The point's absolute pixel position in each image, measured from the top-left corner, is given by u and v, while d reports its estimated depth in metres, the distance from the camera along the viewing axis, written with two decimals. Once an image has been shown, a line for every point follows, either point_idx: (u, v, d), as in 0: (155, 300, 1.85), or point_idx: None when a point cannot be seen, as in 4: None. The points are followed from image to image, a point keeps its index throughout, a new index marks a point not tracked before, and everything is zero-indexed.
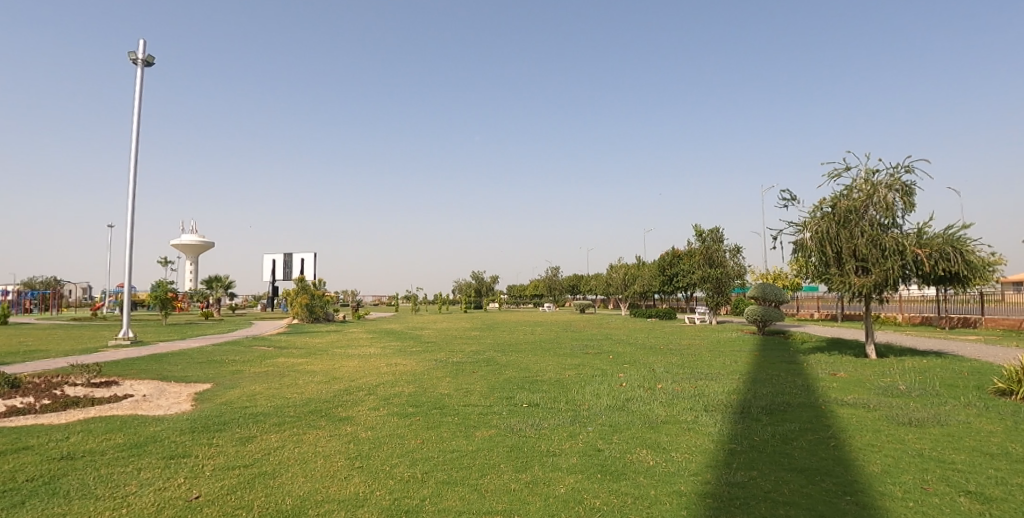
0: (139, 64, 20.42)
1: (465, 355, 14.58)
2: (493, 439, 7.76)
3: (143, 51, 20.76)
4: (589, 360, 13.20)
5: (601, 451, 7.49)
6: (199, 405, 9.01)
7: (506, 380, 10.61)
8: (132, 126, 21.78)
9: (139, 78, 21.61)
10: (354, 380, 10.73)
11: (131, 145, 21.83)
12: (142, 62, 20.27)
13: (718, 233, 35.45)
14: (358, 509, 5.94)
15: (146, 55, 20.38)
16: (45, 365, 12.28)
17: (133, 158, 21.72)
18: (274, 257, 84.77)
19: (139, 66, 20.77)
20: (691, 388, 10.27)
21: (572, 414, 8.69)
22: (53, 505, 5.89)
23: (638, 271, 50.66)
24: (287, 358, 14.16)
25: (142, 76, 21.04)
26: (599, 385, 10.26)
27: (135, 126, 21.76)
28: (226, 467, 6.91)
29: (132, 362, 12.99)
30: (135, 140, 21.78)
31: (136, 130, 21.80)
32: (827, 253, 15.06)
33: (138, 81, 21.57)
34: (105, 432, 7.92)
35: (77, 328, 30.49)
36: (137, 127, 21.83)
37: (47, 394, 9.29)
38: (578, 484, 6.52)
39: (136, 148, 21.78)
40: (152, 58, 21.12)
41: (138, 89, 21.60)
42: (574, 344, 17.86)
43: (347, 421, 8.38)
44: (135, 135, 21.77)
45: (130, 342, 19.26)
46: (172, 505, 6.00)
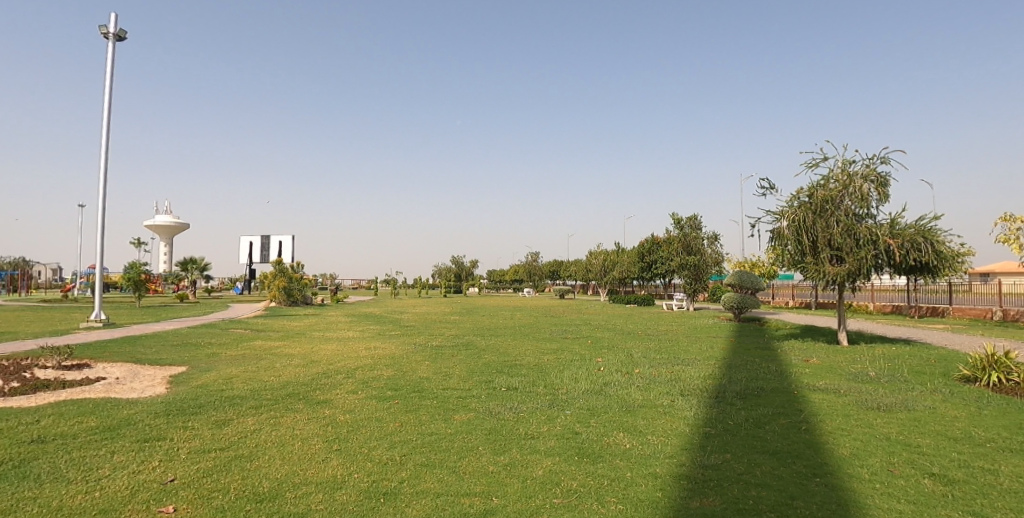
0: (110, 38, 19.76)
1: (443, 339, 14.58)
2: (471, 422, 7.76)
3: (114, 24, 20.05)
4: (568, 345, 13.27)
5: (579, 434, 7.57)
6: (174, 389, 8.85)
7: (485, 364, 10.60)
8: (103, 101, 21.13)
9: (111, 53, 20.94)
10: (332, 364, 10.65)
11: (103, 121, 21.18)
12: (114, 35, 19.61)
13: (696, 220, 35.68)
14: (336, 491, 6.03)
15: (117, 29, 19.69)
16: (14, 346, 11.99)
17: (104, 138, 21.10)
18: (251, 240, 83.79)
19: (110, 41, 20.08)
20: (667, 373, 10.40)
21: (550, 398, 8.71)
22: (23, 490, 5.92)
23: (619, 257, 50.62)
24: (264, 341, 14.01)
25: (113, 50, 20.34)
26: (578, 370, 10.34)
27: (106, 101, 21.11)
28: (202, 450, 6.88)
29: (103, 344, 12.72)
30: (107, 118, 21.14)
31: (108, 109, 21.20)
32: (803, 242, 15.31)
33: (109, 57, 20.87)
34: (78, 415, 7.77)
35: (46, 309, 29.90)
36: (108, 101, 21.16)
37: (15, 376, 9.07)
38: (555, 467, 6.62)
39: (108, 127, 21.16)
40: (124, 32, 20.49)
41: (110, 66, 20.93)
42: (554, 329, 18.02)
43: (325, 404, 8.30)
44: (106, 114, 21.15)
45: (103, 324, 18.86)
46: (147, 488, 6.05)
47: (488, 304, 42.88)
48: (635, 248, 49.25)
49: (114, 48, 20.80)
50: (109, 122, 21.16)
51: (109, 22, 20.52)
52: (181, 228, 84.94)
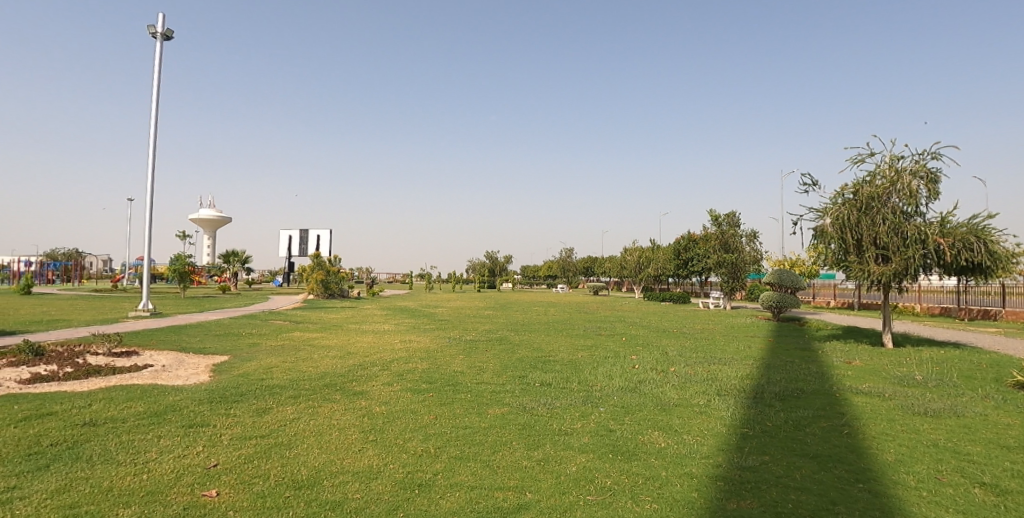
0: (159, 38, 20.46)
1: (478, 333, 14.64)
2: (506, 416, 7.75)
3: (162, 24, 20.73)
4: (602, 341, 13.16)
5: (613, 431, 7.49)
6: (217, 377, 9.10)
7: (519, 359, 10.59)
8: (152, 99, 21.90)
9: (158, 53, 21.69)
10: (368, 356, 10.80)
11: (151, 118, 21.96)
12: (162, 35, 20.28)
13: (734, 217, 34.88)
14: (371, 481, 6.12)
15: (164, 28, 20.37)
16: (68, 333, 12.56)
17: (153, 135, 21.88)
18: (290, 234, 85.96)
19: (158, 40, 20.79)
20: (704, 371, 10.22)
21: (584, 394, 8.64)
22: (77, 470, 6.24)
23: (654, 255, 49.44)
24: (303, 333, 14.33)
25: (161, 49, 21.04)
26: (611, 367, 10.23)
27: (154, 98, 21.85)
28: (243, 437, 7.07)
29: (151, 333, 13.20)
30: (154, 116, 21.90)
31: (156, 107, 21.98)
32: (847, 240, 14.85)
33: (156, 56, 21.60)
34: (126, 399, 8.07)
35: (99, 299, 31.43)
36: (156, 99, 21.90)
37: (69, 362, 9.47)
38: (589, 464, 6.57)
39: (156, 125, 21.93)
40: (171, 31, 21.15)
41: (157, 65, 21.68)
42: (588, 326, 17.95)
43: (361, 395, 8.42)
44: (155, 111, 21.91)
45: (151, 314, 19.60)
46: (191, 472, 6.26)
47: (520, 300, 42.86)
48: (671, 245, 48.31)
49: (161, 47, 21.52)
50: (157, 120, 21.91)
51: (157, 22, 21.24)
52: (224, 221, 87.35)
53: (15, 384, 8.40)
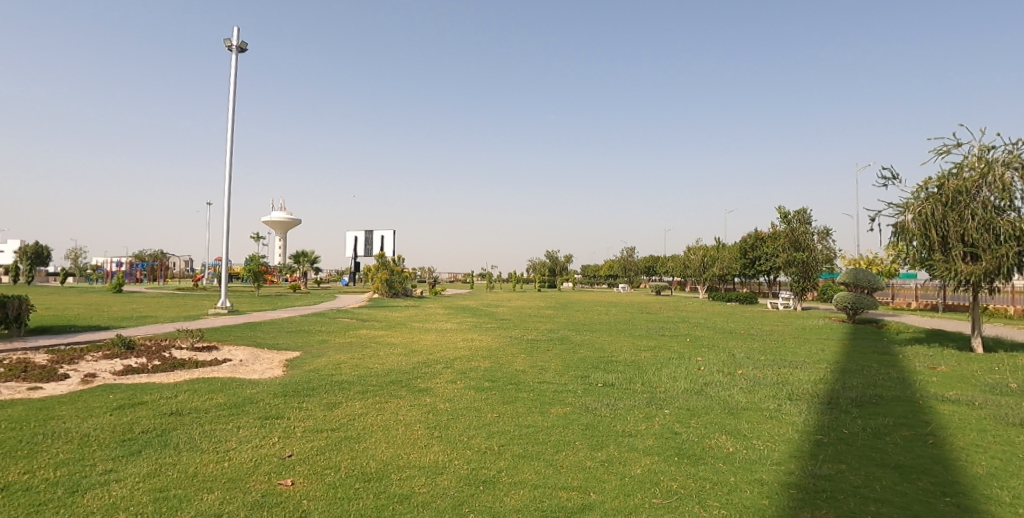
0: (234, 50, 21.65)
1: (540, 332, 14.66)
2: (568, 416, 7.71)
3: (237, 37, 21.90)
4: (665, 342, 12.89)
5: (679, 434, 7.31)
6: (290, 372, 9.50)
7: (580, 359, 10.53)
8: (228, 108, 23.18)
9: (233, 65, 22.95)
10: (432, 353, 11.01)
11: (228, 127, 23.24)
12: (237, 48, 21.44)
13: (805, 214, 33.40)
14: (437, 476, 6.22)
15: (239, 41, 21.52)
16: (157, 329, 13.49)
17: (229, 143, 23.17)
18: (355, 235, 89.30)
19: (233, 53, 21.98)
20: (774, 375, 9.82)
21: (648, 396, 8.49)
22: (166, 456, 6.66)
23: (719, 254, 48.02)
24: (369, 330, 14.78)
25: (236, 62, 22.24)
26: (676, 368, 10.00)
27: (230, 107, 23.12)
28: (315, 430, 7.35)
29: (230, 329, 13.99)
30: (230, 124, 23.16)
31: (232, 116, 23.26)
32: (931, 237, 13.95)
33: (232, 69, 22.85)
34: (208, 391, 8.55)
35: (182, 297, 33.75)
36: (232, 108, 23.16)
37: (156, 355, 10.15)
38: (654, 466, 6.44)
39: (232, 133, 23.18)
40: (245, 44, 22.30)
41: (233, 77, 22.93)
42: (650, 326, 17.65)
43: (426, 392, 8.58)
44: (231, 121, 23.19)
45: (228, 311, 20.77)
46: (268, 461, 6.55)
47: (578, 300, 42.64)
48: (737, 244, 46.74)
49: (236, 59, 22.74)
50: (232, 128, 23.16)
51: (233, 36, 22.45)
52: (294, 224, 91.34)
53: (110, 375, 9.07)
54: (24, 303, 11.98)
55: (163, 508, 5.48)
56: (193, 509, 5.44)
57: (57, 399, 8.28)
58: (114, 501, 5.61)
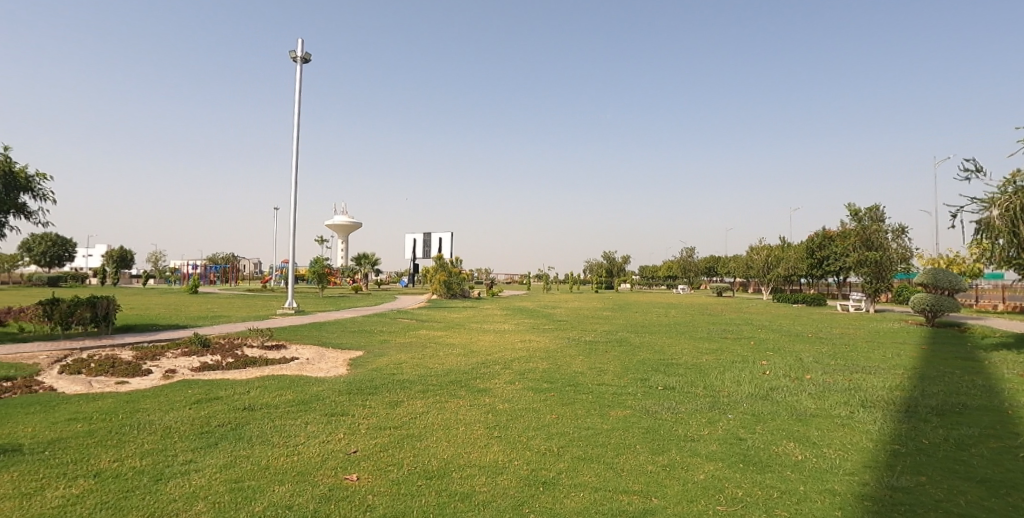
0: (299, 61, 22.55)
1: (598, 334, 14.55)
2: (628, 419, 7.62)
3: (302, 48, 22.80)
4: (727, 345, 12.53)
5: (744, 440, 7.08)
6: (353, 370, 9.81)
7: (640, 361, 10.39)
8: (295, 116, 24.15)
9: (298, 76, 23.90)
10: (490, 354, 11.12)
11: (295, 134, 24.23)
12: (302, 59, 22.33)
13: (878, 211, 31.80)
14: (498, 476, 6.27)
15: (304, 52, 22.39)
16: (231, 328, 14.25)
17: (295, 149, 24.16)
18: (414, 235, 91.79)
19: (298, 63, 22.90)
20: (845, 380, 9.38)
21: (710, 400, 8.28)
22: (240, 449, 7.01)
23: (784, 254, 46.31)
24: (429, 331, 15.08)
25: (301, 73, 23.15)
26: (740, 372, 9.71)
27: (297, 115, 24.08)
28: (379, 427, 7.56)
29: (297, 329, 14.62)
30: (297, 132, 24.15)
31: (297, 125, 24.24)
32: (1020, 234, 12.95)
33: (296, 79, 23.80)
34: (278, 388, 8.95)
35: (252, 298, 35.59)
36: (298, 116, 24.12)
37: (230, 353, 10.71)
38: (718, 473, 6.26)
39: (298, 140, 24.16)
40: (309, 55, 23.16)
41: (297, 88, 23.89)
42: (711, 328, 17.22)
43: (485, 392, 8.68)
44: (297, 128, 24.20)
45: (295, 311, 21.69)
46: (335, 457, 6.79)
47: (634, 301, 42.04)
48: (805, 243, 44.90)
49: (301, 70, 23.66)
50: (298, 135, 24.13)
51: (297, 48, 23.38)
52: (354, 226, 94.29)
53: (188, 371, 9.64)
54: (112, 303, 12.89)
55: (239, 498, 5.78)
56: (266, 501, 5.69)
57: (142, 392, 8.88)
58: (194, 489, 5.96)
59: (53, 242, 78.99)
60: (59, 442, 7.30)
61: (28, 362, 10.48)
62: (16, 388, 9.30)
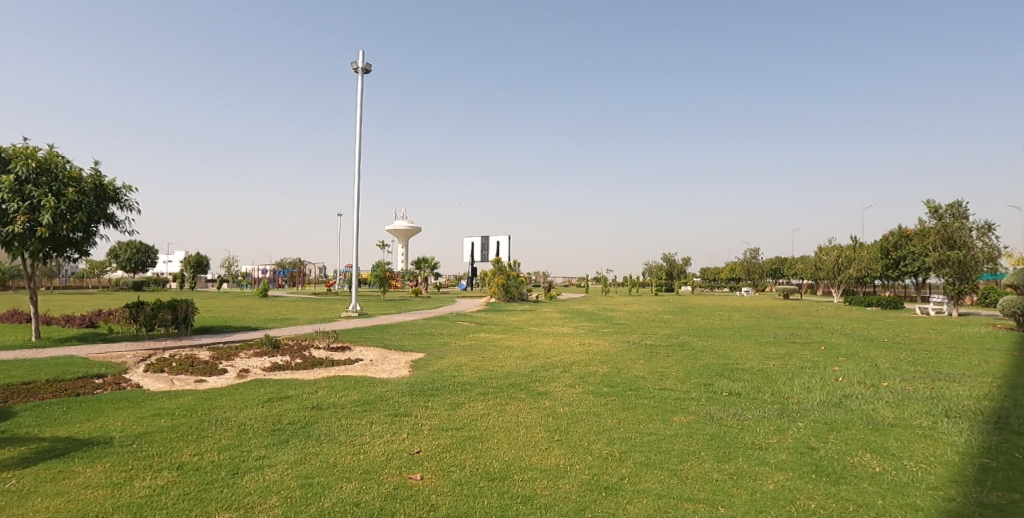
0: (360, 72, 23.29)
1: (658, 338, 14.33)
2: (692, 425, 7.47)
3: (362, 59, 23.54)
4: (796, 350, 12.07)
5: (816, 449, 6.79)
6: (415, 372, 10.04)
7: (703, 366, 10.16)
8: (357, 125, 25.00)
9: (359, 85, 24.69)
10: (550, 357, 11.15)
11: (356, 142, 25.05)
12: (362, 69, 23.06)
13: (961, 207, 29.82)
14: (559, 480, 6.27)
15: (364, 63, 23.12)
16: (299, 330, 14.90)
17: (356, 157, 25.02)
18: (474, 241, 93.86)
19: (359, 74, 23.66)
20: (926, 389, 8.85)
21: (779, 407, 8.01)
22: (310, 446, 7.32)
23: (857, 254, 44.02)
24: (487, 334, 15.24)
25: (362, 83, 23.86)
26: (810, 378, 9.34)
27: (358, 123, 24.90)
28: (441, 428, 7.72)
29: (361, 331, 15.13)
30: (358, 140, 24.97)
31: (359, 134, 25.00)
32: None
33: (358, 89, 24.56)
34: (343, 388, 9.28)
35: (319, 301, 37.21)
36: (360, 124, 24.93)
37: (298, 354, 11.20)
38: (788, 483, 6.03)
39: (359, 148, 24.98)
40: (369, 65, 23.86)
41: (359, 97, 24.66)
42: (778, 332, 16.61)
43: (545, 395, 8.72)
44: (358, 136, 25.03)
45: (358, 314, 22.46)
46: (399, 456, 6.98)
47: (694, 303, 41.05)
48: (880, 243, 42.59)
49: (362, 80, 24.39)
50: (359, 143, 24.93)
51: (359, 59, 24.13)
52: (415, 232, 96.53)
53: (260, 371, 10.14)
54: (191, 306, 13.71)
55: (309, 493, 6.02)
56: (335, 497, 5.91)
57: (218, 390, 9.41)
58: (268, 484, 6.26)
59: (139, 249, 84.80)
60: (145, 436, 7.84)
61: (117, 360, 11.31)
62: (107, 385, 10.05)
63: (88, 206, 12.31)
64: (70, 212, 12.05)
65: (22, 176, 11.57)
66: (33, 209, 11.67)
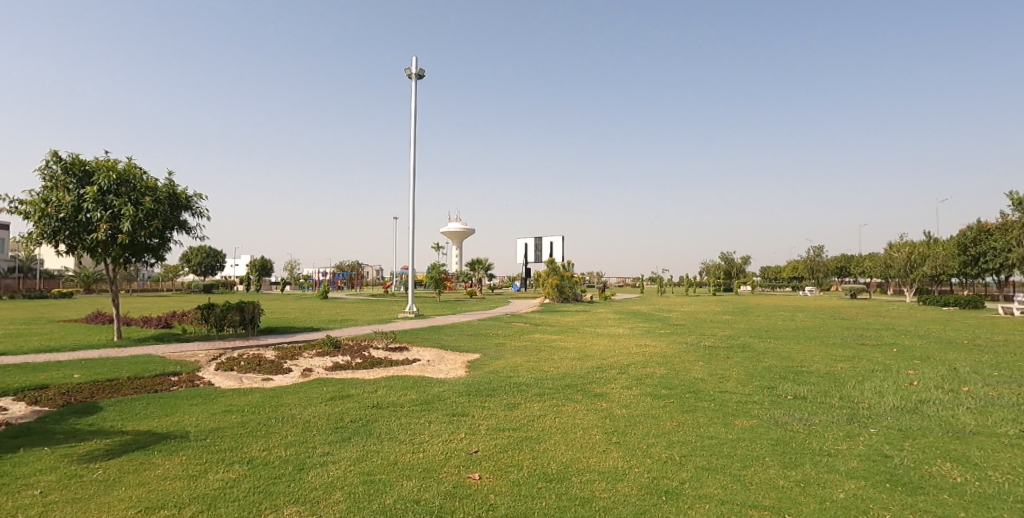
0: (413, 78, 23.74)
1: (717, 339, 14.02)
2: (755, 429, 7.29)
3: (416, 65, 23.97)
4: (866, 352, 11.54)
5: (890, 457, 6.47)
6: (471, 372, 10.20)
7: (765, 368, 9.89)
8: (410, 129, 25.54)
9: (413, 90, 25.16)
10: (605, 358, 11.10)
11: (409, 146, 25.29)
12: (415, 75, 23.50)
13: None
14: (618, 482, 6.24)
15: (418, 69, 23.55)
16: (357, 330, 15.40)
17: (410, 161, 25.58)
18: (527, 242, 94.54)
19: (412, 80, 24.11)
20: (1013, 395, 8.29)
21: (848, 412, 7.70)
22: (371, 444, 7.56)
23: (931, 250, 41.54)
24: (542, 335, 15.29)
25: (415, 88, 24.33)
26: (881, 382, 8.94)
27: (411, 127, 25.24)
28: (498, 428, 7.82)
29: (417, 331, 15.50)
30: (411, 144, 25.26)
31: (412, 138, 25.19)
32: None
33: (412, 94, 25.01)
34: (402, 388, 9.53)
35: (376, 302, 38.40)
36: (412, 128, 25.15)
37: (358, 354, 11.59)
38: (860, 491, 5.77)
39: (413, 150, 25.31)
40: (423, 70, 24.16)
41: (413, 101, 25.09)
42: (845, 334, 15.93)
43: (601, 397, 8.70)
44: (411, 140, 25.32)
45: (415, 315, 22.99)
46: (457, 455, 7.11)
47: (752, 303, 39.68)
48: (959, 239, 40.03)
49: (415, 85, 24.84)
50: (412, 147, 25.07)
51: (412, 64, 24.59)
52: (468, 233, 97.77)
53: (322, 370, 10.56)
54: (257, 308, 14.41)
55: (371, 489, 6.22)
56: (396, 494, 6.09)
57: (283, 388, 9.83)
58: (332, 479, 6.50)
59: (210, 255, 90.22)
60: (217, 431, 8.29)
61: (190, 359, 12.01)
62: (182, 381, 10.68)
63: (163, 213, 13.09)
64: (147, 219, 12.87)
65: (104, 187, 12.40)
66: (115, 217, 12.49)
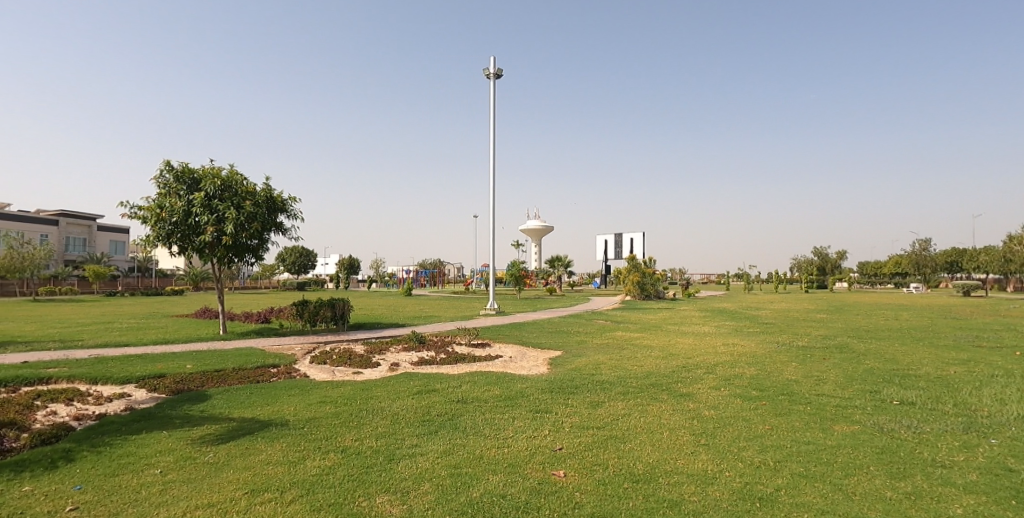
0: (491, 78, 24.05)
1: (812, 339, 13.36)
2: (858, 436, 6.96)
3: (494, 64, 24.31)
4: (984, 355, 10.63)
5: (1015, 471, 5.97)
6: (554, 370, 10.34)
7: (867, 371, 9.37)
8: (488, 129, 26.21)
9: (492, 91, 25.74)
10: (691, 358, 10.91)
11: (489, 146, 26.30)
12: (493, 74, 23.79)
13: None
14: (708, 486, 6.16)
15: (496, 69, 23.86)
16: (440, 326, 15.95)
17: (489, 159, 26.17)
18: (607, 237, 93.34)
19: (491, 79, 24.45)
20: None
21: (964, 421, 7.17)
22: (458, 438, 7.86)
23: None
24: (624, 333, 15.18)
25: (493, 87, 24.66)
26: (1003, 389, 8.24)
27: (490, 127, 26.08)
28: (582, 426, 7.90)
29: (498, 328, 15.85)
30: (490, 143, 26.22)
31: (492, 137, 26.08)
32: None
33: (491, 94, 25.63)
34: (486, 384, 9.81)
35: (456, 297, 39.50)
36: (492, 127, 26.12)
37: (443, 349, 12.05)
38: (980, 507, 5.36)
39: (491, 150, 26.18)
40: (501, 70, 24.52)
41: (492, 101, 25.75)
42: (960, 335, 14.67)
43: (688, 397, 8.58)
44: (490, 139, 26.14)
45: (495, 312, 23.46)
46: (542, 452, 7.27)
47: (846, 299, 37.15)
48: None
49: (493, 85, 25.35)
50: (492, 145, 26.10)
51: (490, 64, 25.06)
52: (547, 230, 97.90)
53: (409, 365, 11.06)
54: (346, 305, 15.25)
55: (459, 482, 6.48)
56: (483, 488, 6.31)
57: (373, 382, 10.39)
58: (421, 471, 6.84)
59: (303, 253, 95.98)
60: (314, 421, 8.89)
61: (288, 352, 12.92)
62: (281, 373, 11.51)
63: (261, 216, 14.10)
64: (247, 222, 13.91)
65: (210, 193, 13.53)
66: (220, 221, 13.60)
